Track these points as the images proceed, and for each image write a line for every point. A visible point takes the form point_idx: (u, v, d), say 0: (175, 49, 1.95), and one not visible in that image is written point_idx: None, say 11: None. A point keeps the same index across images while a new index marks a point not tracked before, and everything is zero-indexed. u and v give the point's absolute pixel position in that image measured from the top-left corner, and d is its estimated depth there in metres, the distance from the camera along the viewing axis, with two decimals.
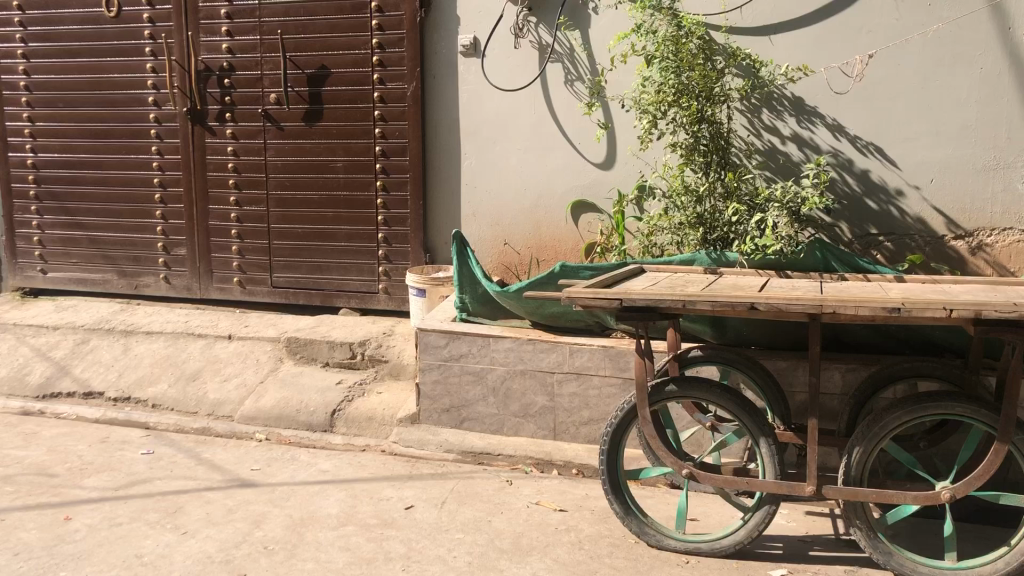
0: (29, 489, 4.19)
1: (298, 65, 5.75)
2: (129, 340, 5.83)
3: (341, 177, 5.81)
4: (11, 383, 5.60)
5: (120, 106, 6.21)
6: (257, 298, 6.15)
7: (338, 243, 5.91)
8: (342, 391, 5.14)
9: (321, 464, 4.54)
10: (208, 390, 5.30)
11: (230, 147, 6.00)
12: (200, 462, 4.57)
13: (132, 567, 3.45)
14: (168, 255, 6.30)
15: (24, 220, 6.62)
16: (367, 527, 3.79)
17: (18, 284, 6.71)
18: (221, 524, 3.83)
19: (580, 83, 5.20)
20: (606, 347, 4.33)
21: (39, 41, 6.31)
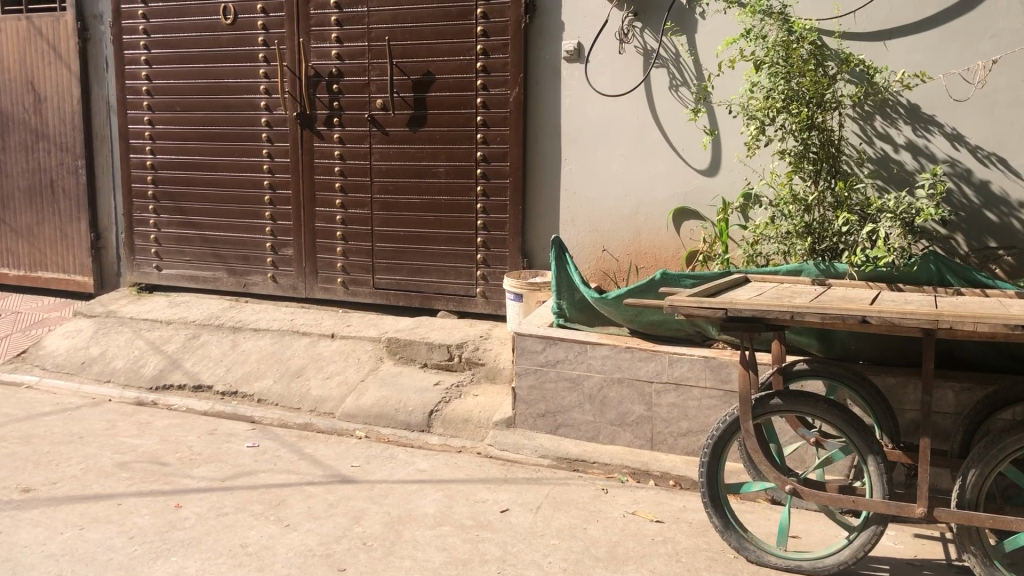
0: (143, 476, 4.38)
1: (404, 70, 5.84)
2: (237, 336, 6.04)
3: (442, 181, 5.87)
4: (127, 375, 5.87)
5: (234, 111, 6.44)
6: (359, 298, 6.29)
7: (438, 246, 5.98)
8: (439, 392, 5.20)
9: (418, 463, 4.59)
10: (311, 387, 5.43)
11: (336, 151, 6.15)
12: (303, 457, 4.68)
13: (238, 557, 3.56)
14: (276, 255, 6.49)
15: (143, 219, 6.92)
16: (464, 528, 3.82)
17: (135, 280, 7.04)
18: (322, 518, 3.92)
19: (685, 88, 5.16)
20: (707, 357, 4.26)
21: (160, 48, 6.60)
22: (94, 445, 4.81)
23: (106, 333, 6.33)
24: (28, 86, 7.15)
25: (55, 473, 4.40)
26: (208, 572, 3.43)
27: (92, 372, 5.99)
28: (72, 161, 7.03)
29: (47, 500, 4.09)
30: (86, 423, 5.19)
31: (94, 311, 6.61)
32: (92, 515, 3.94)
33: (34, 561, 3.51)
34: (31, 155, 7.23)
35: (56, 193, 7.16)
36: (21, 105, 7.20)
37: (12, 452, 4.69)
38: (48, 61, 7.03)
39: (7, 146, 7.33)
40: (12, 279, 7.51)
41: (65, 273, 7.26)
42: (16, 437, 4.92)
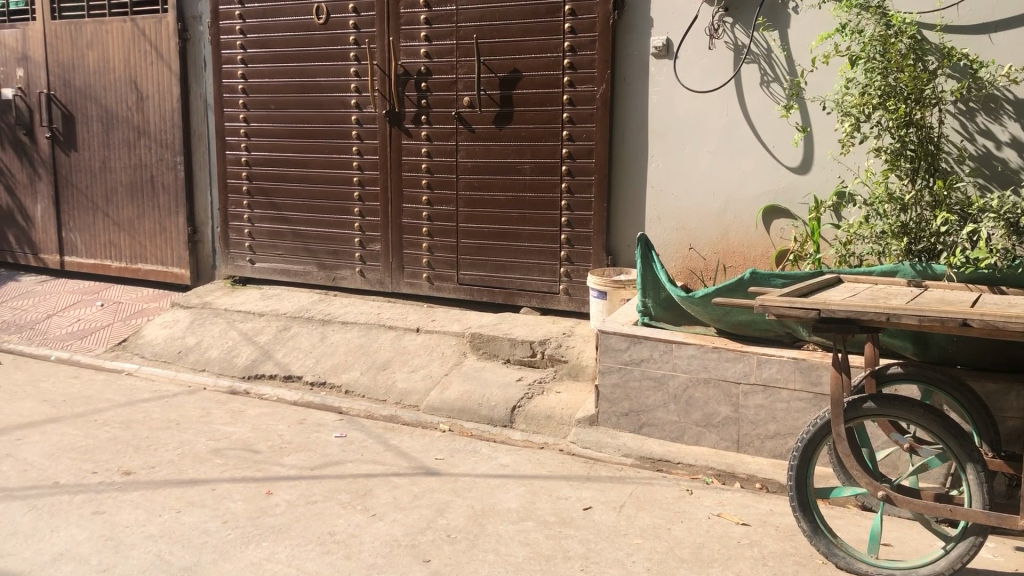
0: (236, 463, 4.52)
1: (491, 68, 5.87)
2: (326, 329, 6.18)
3: (527, 178, 5.89)
4: (222, 364, 6.07)
5: (325, 108, 6.57)
6: (444, 294, 6.36)
7: (522, 243, 6.00)
8: (522, 388, 5.22)
9: (501, 458, 4.62)
10: (396, 380, 5.52)
11: (424, 148, 6.22)
12: (389, 448, 4.76)
13: (326, 544, 3.64)
14: (363, 250, 6.61)
15: (237, 214, 7.13)
16: (547, 524, 3.83)
17: (229, 273, 7.26)
18: (407, 509, 3.98)
19: (777, 84, 5.09)
20: (797, 358, 4.17)
21: (256, 48, 6.79)
22: (190, 432, 4.98)
23: (202, 323, 6.54)
24: (131, 85, 7.45)
25: (154, 458, 4.58)
26: (298, 558, 3.52)
27: (188, 361, 6.21)
28: (171, 158, 7.30)
29: (147, 483, 4.26)
30: (183, 410, 5.39)
31: (191, 303, 6.84)
32: (189, 498, 4.08)
33: (135, 541, 3.66)
34: (133, 151, 7.53)
35: (156, 188, 7.45)
36: (125, 104, 7.51)
37: (114, 436, 4.89)
38: (150, 61, 7.31)
39: (111, 143, 7.65)
40: (114, 271, 7.84)
41: (164, 265, 7.54)
42: (118, 422, 5.13)
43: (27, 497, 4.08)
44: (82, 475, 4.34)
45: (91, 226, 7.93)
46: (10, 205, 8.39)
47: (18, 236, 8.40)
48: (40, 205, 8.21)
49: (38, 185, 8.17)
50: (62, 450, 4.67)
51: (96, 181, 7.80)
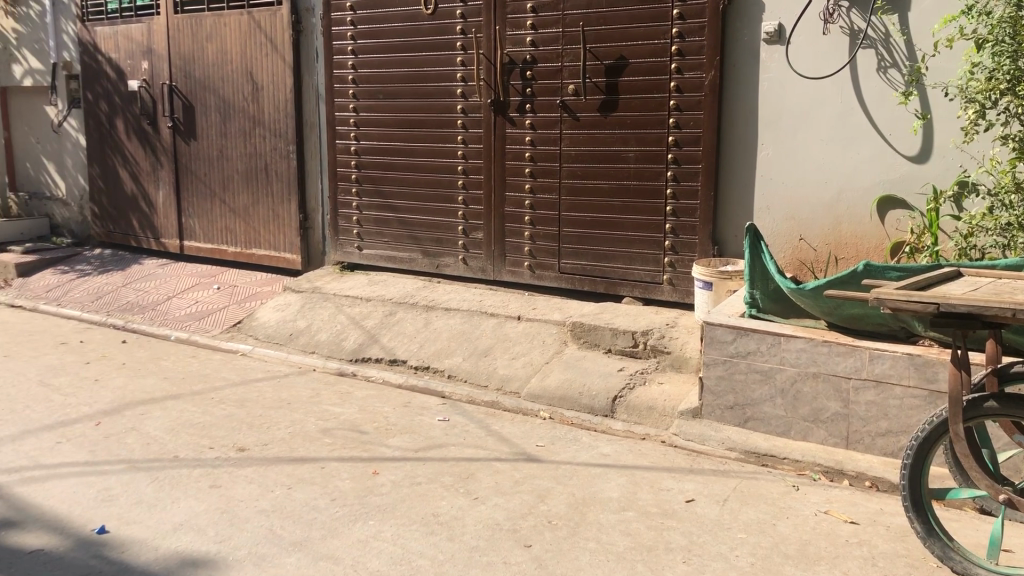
0: (343, 443, 4.65)
1: (597, 55, 5.84)
2: (430, 315, 6.28)
3: (632, 166, 5.83)
4: (330, 347, 6.25)
5: (432, 98, 6.67)
6: (546, 282, 6.37)
7: (625, 232, 5.95)
8: (624, 378, 5.19)
9: (602, 447, 4.62)
10: (498, 366, 5.58)
11: (528, 137, 6.24)
12: (490, 434, 4.82)
13: (430, 525, 3.72)
14: (466, 238, 6.69)
15: (347, 202, 7.32)
16: (648, 515, 3.81)
17: (338, 259, 7.46)
18: (509, 494, 4.03)
19: (895, 70, 4.93)
20: (912, 354, 4.03)
21: (366, 38, 6.93)
22: (300, 411, 5.16)
23: (312, 307, 6.75)
24: (247, 76, 7.72)
25: (267, 435, 4.75)
26: (404, 537, 3.60)
27: (298, 344, 6.42)
28: (284, 147, 7.55)
29: (260, 459, 4.43)
30: (294, 390, 5.58)
31: (301, 287, 7.07)
32: (299, 476, 4.22)
33: (249, 514, 3.81)
34: (248, 140, 7.80)
35: (270, 175, 7.71)
36: (241, 94, 7.79)
37: (229, 413, 5.10)
38: (265, 53, 7.55)
39: (228, 132, 7.95)
40: (230, 255, 8.16)
41: (277, 251, 7.79)
42: (233, 400, 5.35)
43: (150, 469, 4.30)
44: (200, 450, 4.54)
45: (208, 212, 8.27)
46: (134, 191, 8.83)
47: (142, 221, 8.83)
48: (162, 191, 8.61)
49: (160, 172, 8.57)
50: (181, 425, 4.90)
51: (214, 169, 8.12)
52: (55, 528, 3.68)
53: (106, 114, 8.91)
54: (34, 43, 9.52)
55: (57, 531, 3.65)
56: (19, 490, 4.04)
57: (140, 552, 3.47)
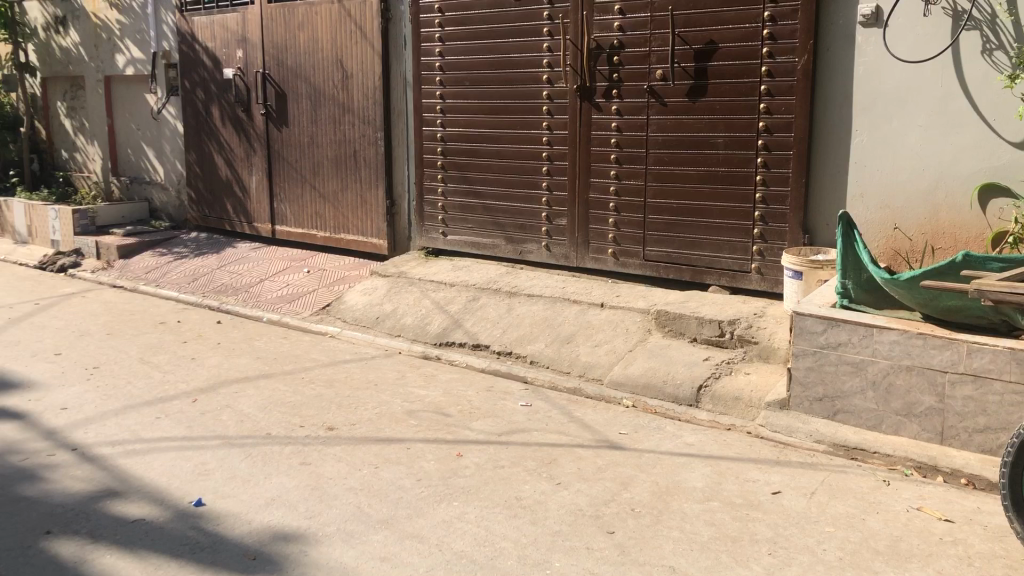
0: (428, 425, 4.73)
1: (686, 40, 5.76)
2: (513, 301, 6.31)
3: (721, 152, 5.74)
4: (415, 331, 6.34)
5: (518, 84, 6.68)
6: (630, 270, 6.33)
7: (713, 220, 5.86)
8: (710, 367, 5.13)
9: (686, 437, 4.58)
10: (581, 353, 5.58)
11: (614, 123, 6.20)
12: (573, 420, 4.83)
13: (514, 508, 3.75)
14: (550, 225, 6.69)
15: (432, 187, 7.39)
16: (733, 506, 3.77)
17: (423, 244, 7.55)
18: (592, 481, 4.03)
19: (1001, 52, 4.74)
20: (1013, 349, 3.89)
21: (453, 25, 6.98)
22: (387, 392, 5.26)
23: (398, 292, 6.86)
24: (338, 63, 7.86)
25: (355, 415, 4.86)
26: (488, 519, 3.64)
27: (385, 327, 6.54)
28: (373, 133, 7.68)
29: (348, 438, 4.54)
30: (380, 372, 5.69)
31: (388, 272, 7.19)
32: (386, 455, 4.31)
33: (337, 492, 3.91)
34: (338, 127, 7.96)
35: (358, 162, 7.85)
36: (332, 82, 7.94)
37: (319, 393, 5.24)
38: (355, 41, 7.68)
39: (318, 119, 8.12)
40: (319, 240, 8.34)
41: (364, 236, 7.94)
42: (322, 380, 5.48)
43: (243, 445, 4.45)
44: (291, 428, 4.68)
45: (299, 197, 8.47)
46: (229, 177, 9.10)
47: (236, 206, 9.10)
48: (255, 176, 8.85)
49: (254, 158, 8.81)
50: (273, 403, 5.05)
51: (304, 155, 8.31)
52: (155, 499, 3.85)
53: (202, 101, 9.20)
54: (136, 33, 9.88)
55: (157, 501, 3.82)
56: (122, 462, 4.23)
57: (235, 525, 3.60)
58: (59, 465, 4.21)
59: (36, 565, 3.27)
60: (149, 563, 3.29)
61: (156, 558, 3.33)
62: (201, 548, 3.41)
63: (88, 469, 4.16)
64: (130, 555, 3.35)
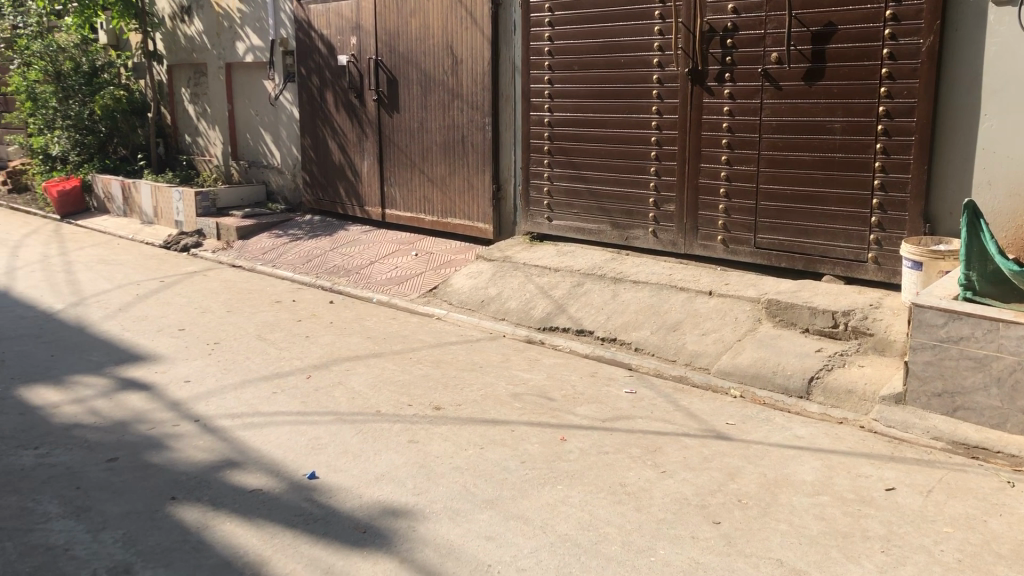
0: (532, 408, 4.77)
1: (804, 22, 5.59)
2: (618, 287, 6.28)
3: (838, 138, 5.56)
4: (520, 315, 6.40)
5: (627, 68, 6.62)
6: (740, 258, 6.22)
7: (828, 208, 5.69)
8: (822, 359, 4.99)
9: (796, 429, 4.48)
10: (688, 341, 5.52)
11: (726, 107, 6.08)
12: (679, 409, 4.78)
13: (618, 494, 3.75)
14: (658, 211, 6.62)
15: (538, 172, 7.40)
16: (844, 501, 3.68)
17: (529, 229, 7.59)
18: (698, 470, 4.00)
19: None
20: None
21: (563, 10, 6.96)
22: (492, 375, 5.33)
23: (503, 276, 6.92)
24: (448, 49, 7.96)
25: (460, 396, 4.94)
26: (591, 504, 3.66)
27: (489, 310, 6.62)
28: (480, 118, 7.76)
29: (454, 418, 4.62)
30: (486, 354, 5.77)
31: (493, 257, 7.26)
32: (491, 436, 4.38)
33: (445, 470, 3.99)
34: (447, 113, 8.06)
35: (467, 147, 7.95)
36: (442, 68, 8.05)
37: (426, 373, 5.35)
38: (466, 27, 7.76)
39: (428, 104, 8.24)
40: (427, 223, 8.48)
41: (471, 221, 8.04)
42: (429, 361, 5.60)
43: (354, 422, 4.58)
44: (399, 406, 4.79)
45: (408, 181, 8.63)
46: (341, 161, 9.34)
47: (348, 190, 9.34)
48: (367, 161, 9.05)
49: (365, 143, 9.01)
50: (382, 382, 5.18)
51: (414, 140, 8.46)
52: (272, 470, 4.01)
53: (317, 87, 9.46)
54: (256, 21, 10.22)
55: (273, 473, 3.98)
56: (241, 434, 4.43)
57: (346, 498, 3.72)
58: (183, 435, 4.42)
59: (163, 528, 3.46)
60: (266, 531, 3.44)
61: (272, 527, 3.47)
62: (314, 519, 3.53)
63: (210, 439, 4.37)
64: (248, 523, 3.50)
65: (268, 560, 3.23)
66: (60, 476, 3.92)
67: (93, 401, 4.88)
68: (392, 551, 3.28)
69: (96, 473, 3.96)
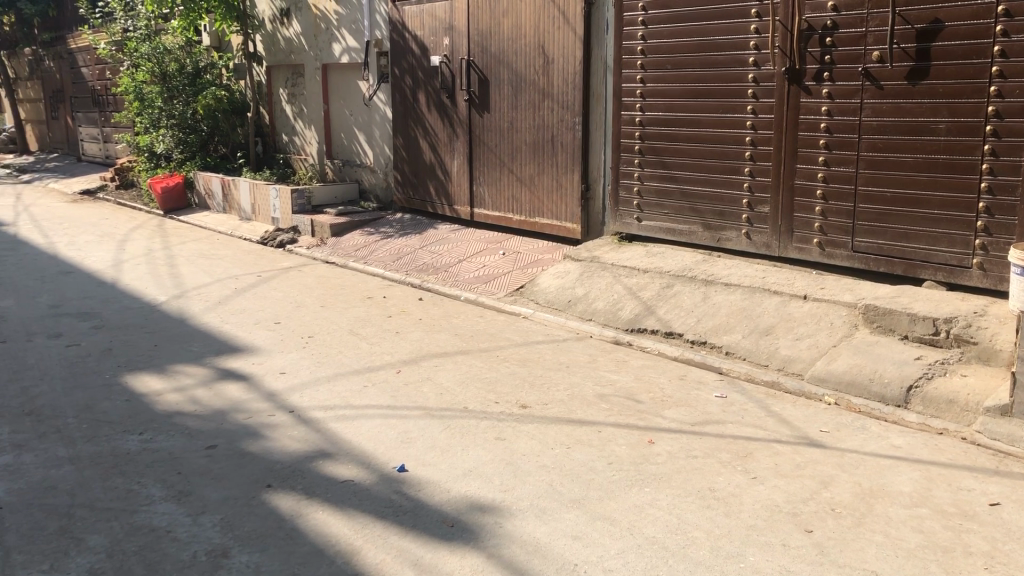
0: (620, 409, 4.75)
1: (908, 19, 5.42)
2: (709, 289, 6.19)
3: (942, 139, 5.37)
4: (607, 316, 6.38)
5: (721, 67, 6.52)
6: (836, 262, 6.06)
7: (931, 211, 5.50)
8: (921, 367, 4.83)
9: (894, 438, 4.35)
10: (780, 346, 5.40)
11: (824, 106, 5.94)
12: (770, 415, 4.69)
13: (707, 499, 3.70)
14: (751, 212, 6.51)
15: (628, 172, 7.36)
16: (944, 514, 3.55)
17: (617, 229, 7.55)
18: (790, 477, 3.91)
19: None
20: None
21: (657, 8, 6.90)
22: (579, 375, 5.32)
23: (590, 277, 6.90)
24: (540, 50, 7.99)
25: (548, 395, 4.96)
26: (679, 508, 3.62)
27: (577, 310, 6.62)
28: (572, 118, 7.77)
29: (541, 417, 4.63)
30: (573, 354, 5.76)
31: (581, 256, 7.25)
32: (578, 437, 4.37)
33: (531, 469, 4.00)
34: (538, 112, 8.09)
35: (557, 147, 7.96)
36: (533, 68, 8.08)
37: (513, 371, 5.38)
38: (559, 26, 7.77)
39: (519, 104, 8.28)
40: (516, 223, 8.52)
41: (559, 220, 8.05)
42: (517, 359, 5.63)
43: (443, 417, 4.64)
44: (487, 403, 4.83)
45: (497, 180, 8.68)
46: (432, 160, 9.46)
47: (438, 188, 9.45)
48: (457, 160, 9.15)
49: (456, 143, 9.11)
50: (470, 379, 5.24)
51: (504, 140, 8.51)
52: (363, 462, 4.09)
53: (410, 87, 9.61)
54: (352, 23, 10.44)
55: (364, 464, 4.06)
56: (333, 426, 4.53)
57: (434, 493, 3.77)
58: (278, 425, 4.55)
59: (259, 514, 3.57)
60: (356, 521, 3.51)
61: (363, 518, 3.54)
62: (403, 511, 3.59)
63: (303, 430, 4.48)
64: (340, 513, 3.58)
65: (359, 549, 3.29)
66: (163, 461, 4.08)
67: (193, 390, 5.06)
68: (479, 546, 3.31)
69: (196, 460, 4.11)
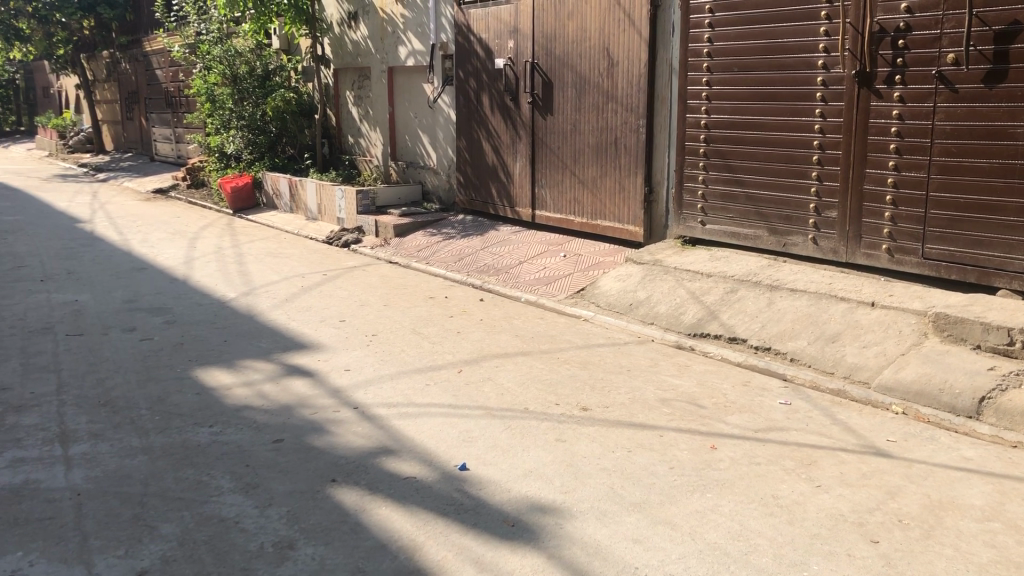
0: (683, 414, 4.72)
1: (985, 21, 5.28)
2: (773, 294, 6.12)
3: (1019, 144, 5.22)
4: (669, 320, 6.35)
5: (790, 70, 6.44)
6: (906, 268, 5.94)
7: (1006, 218, 5.35)
8: (994, 378, 4.70)
9: (965, 450, 4.25)
10: (846, 353, 5.32)
11: (896, 110, 5.83)
12: (836, 423, 4.62)
13: (770, 506, 3.67)
14: (818, 217, 6.41)
15: (692, 175, 7.31)
16: (1017, 529, 3.46)
17: (681, 233, 7.51)
18: (856, 486, 3.85)
19: None
20: None
21: (724, 11, 6.85)
22: (640, 378, 5.31)
23: (653, 280, 6.88)
24: (605, 52, 7.99)
25: (609, 398, 4.95)
26: (742, 514, 3.59)
27: (639, 313, 6.60)
28: (635, 121, 7.75)
29: (602, 420, 4.64)
30: (634, 358, 5.75)
31: (643, 259, 7.23)
32: (639, 441, 4.36)
33: (592, 471, 4.01)
34: (602, 115, 8.08)
35: (620, 149, 7.94)
36: (598, 70, 8.08)
37: (573, 374, 5.38)
38: (625, 29, 7.75)
39: (583, 106, 8.29)
40: (577, 225, 8.52)
41: (621, 223, 8.03)
42: (578, 361, 5.64)
43: (504, 417, 4.67)
44: (547, 404, 4.85)
45: (559, 182, 8.69)
46: (494, 161, 9.51)
47: (500, 190, 9.50)
48: (519, 162, 9.18)
49: (519, 145, 9.15)
50: (531, 380, 5.26)
51: (567, 142, 8.52)
52: (425, 460, 4.14)
53: (474, 90, 9.68)
54: (418, 26, 10.55)
55: (426, 462, 4.11)
56: (396, 423, 4.59)
57: (496, 492, 3.80)
58: (343, 422, 4.63)
59: (324, 508, 3.64)
60: (419, 518, 3.56)
61: (425, 514, 3.59)
62: (464, 510, 3.63)
63: (367, 426, 4.55)
64: (402, 509, 3.63)
65: (421, 545, 3.34)
66: (232, 454, 4.18)
67: (261, 385, 5.18)
68: (539, 546, 3.33)
69: (264, 453, 4.21)
